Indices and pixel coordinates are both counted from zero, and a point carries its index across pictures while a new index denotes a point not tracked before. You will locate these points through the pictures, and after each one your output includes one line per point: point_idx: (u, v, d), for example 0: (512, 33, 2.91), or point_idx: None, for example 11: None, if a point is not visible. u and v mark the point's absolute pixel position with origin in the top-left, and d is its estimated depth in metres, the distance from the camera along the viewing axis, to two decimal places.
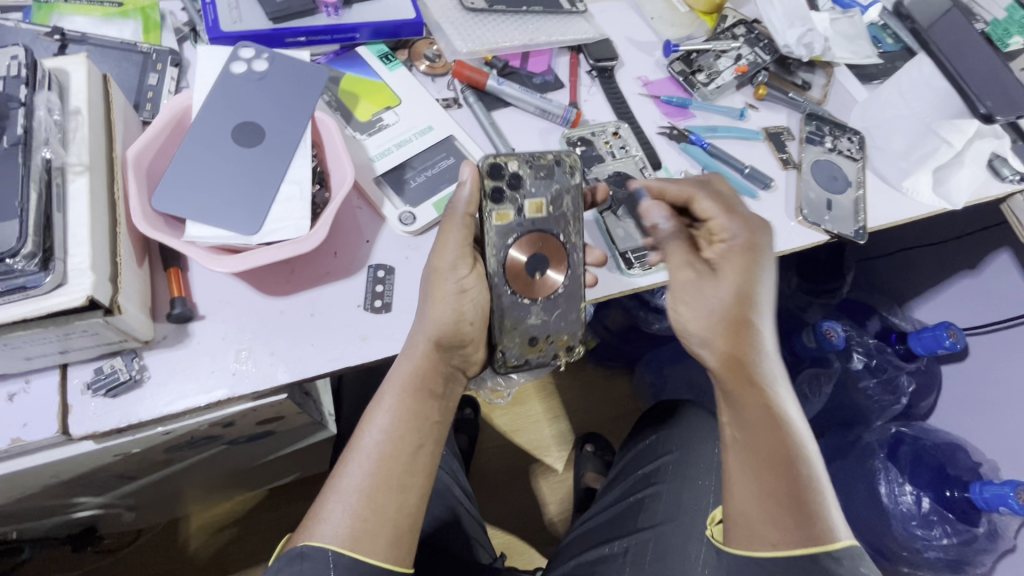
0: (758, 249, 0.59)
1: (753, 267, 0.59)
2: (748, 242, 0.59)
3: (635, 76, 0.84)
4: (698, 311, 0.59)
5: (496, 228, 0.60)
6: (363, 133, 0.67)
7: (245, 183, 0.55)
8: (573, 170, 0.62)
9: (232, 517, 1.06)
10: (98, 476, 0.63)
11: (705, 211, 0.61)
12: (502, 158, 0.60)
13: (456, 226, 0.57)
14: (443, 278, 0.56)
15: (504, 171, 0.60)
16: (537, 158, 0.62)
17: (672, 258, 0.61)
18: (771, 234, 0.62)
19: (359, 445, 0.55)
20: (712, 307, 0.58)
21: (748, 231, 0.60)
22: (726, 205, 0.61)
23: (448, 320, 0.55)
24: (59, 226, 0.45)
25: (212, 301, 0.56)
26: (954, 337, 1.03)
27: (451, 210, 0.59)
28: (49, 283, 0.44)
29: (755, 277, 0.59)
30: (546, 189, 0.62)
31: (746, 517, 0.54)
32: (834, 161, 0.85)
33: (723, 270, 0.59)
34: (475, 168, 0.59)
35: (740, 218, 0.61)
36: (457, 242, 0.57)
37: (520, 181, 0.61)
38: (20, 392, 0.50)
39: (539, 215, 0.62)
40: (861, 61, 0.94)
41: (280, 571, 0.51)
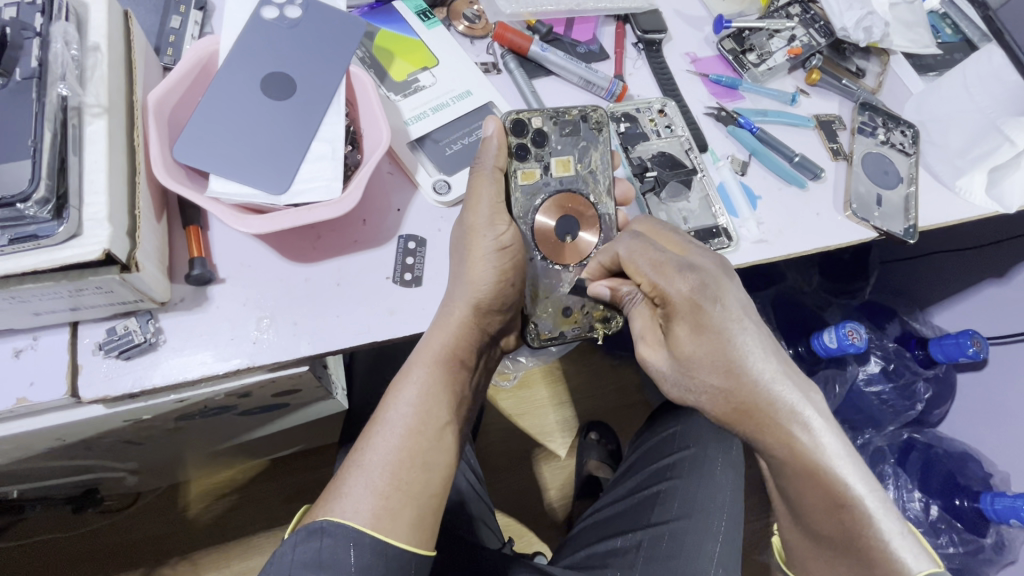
0: (695, 312, 0.53)
1: (702, 337, 0.53)
2: (689, 301, 0.53)
3: (682, 51, 0.79)
4: (676, 386, 0.56)
5: (524, 186, 0.60)
6: (398, 94, 0.62)
7: (276, 139, 0.52)
8: (598, 126, 0.62)
9: (232, 485, 1.03)
10: (104, 440, 0.60)
11: (637, 273, 0.55)
12: (526, 114, 0.60)
13: (487, 180, 0.57)
14: (480, 237, 0.55)
15: (529, 127, 0.60)
16: (561, 113, 0.61)
17: (640, 332, 0.58)
18: (718, 275, 0.54)
19: (385, 419, 0.55)
20: (688, 387, 0.55)
21: (685, 290, 0.53)
22: (655, 260, 0.54)
23: (486, 281, 0.55)
24: (75, 170, 0.41)
25: (233, 264, 0.53)
26: (978, 345, 0.98)
27: (480, 164, 0.58)
28: (63, 233, 0.40)
29: (707, 343, 0.53)
30: (571, 144, 0.62)
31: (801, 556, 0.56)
32: (887, 155, 0.79)
33: (678, 347, 0.54)
34: (500, 123, 0.58)
35: (672, 274, 0.53)
36: (490, 199, 0.56)
37: (545, 139, 0.61)
38: (27, 349, 0.47)
39: (567, 172, 0.62)
40: (920, 49, 0.86)
41: (297, 545, 0.49)
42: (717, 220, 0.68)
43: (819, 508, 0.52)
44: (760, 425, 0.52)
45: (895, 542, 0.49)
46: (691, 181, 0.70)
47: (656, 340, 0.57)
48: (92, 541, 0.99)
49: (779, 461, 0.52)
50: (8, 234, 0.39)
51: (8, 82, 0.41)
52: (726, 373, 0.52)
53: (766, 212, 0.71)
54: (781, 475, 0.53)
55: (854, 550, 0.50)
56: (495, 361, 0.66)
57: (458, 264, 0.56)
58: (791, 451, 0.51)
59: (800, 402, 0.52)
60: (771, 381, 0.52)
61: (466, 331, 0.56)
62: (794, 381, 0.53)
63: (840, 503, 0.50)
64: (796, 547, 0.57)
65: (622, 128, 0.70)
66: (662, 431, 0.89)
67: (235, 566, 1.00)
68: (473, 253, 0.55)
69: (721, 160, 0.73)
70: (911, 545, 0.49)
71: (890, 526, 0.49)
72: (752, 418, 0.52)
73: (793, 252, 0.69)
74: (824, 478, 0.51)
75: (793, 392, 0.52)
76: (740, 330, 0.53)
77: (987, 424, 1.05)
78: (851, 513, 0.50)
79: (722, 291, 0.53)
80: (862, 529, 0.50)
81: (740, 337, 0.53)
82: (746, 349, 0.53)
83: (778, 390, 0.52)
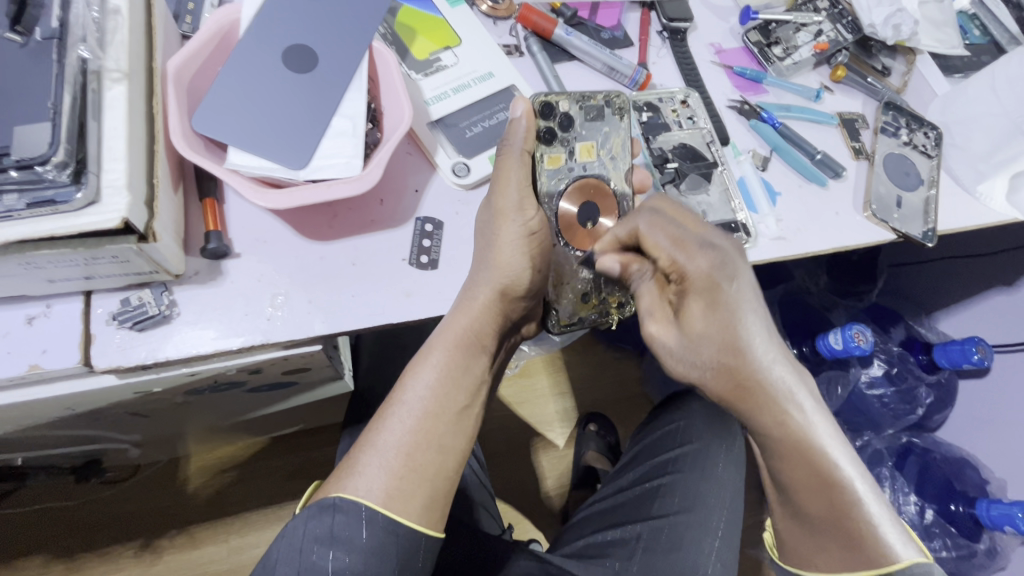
0: (714, 289, 0.50)
1: (716, 314, 0.50)
2: (706, 278, 0.50)
3: (707, 42, 0.78)
4: (679, 360, 0.53)
5: (549, 171, 0.60)
6: (419, 73, 0.61)
7: (297, 115, 0.51)
8: (621, 111, 0.61)
9: (232, 461, 1.04)
10: (111, 411, 0.59)
11: (655, 247, 0.53)
12: (553, 96, 0.59)
13: (513, 163, 0.56)
14: (507, 220, 0.55)
15: (556, 110, 0.59)
16: (587, 97, 0.60)
17: (646, 308, 0.56)
18: (741, 257, 0.51)
19: (402, 399, 0.56)
20: (693, 362, 0.52)
21: (704, 266, 0.50)
22: (675, 235, 0.52)
23: (512, 265, 0.55)
24: (93, 136, 0.41)
25: (249, 239, 0.52)
26: (982, 353, 0.99)
27: (507, 146, 0.57)
28: (80, 200, 0.39)
29: (721, 321, 0.50)
30: (596, 130, 0.61)
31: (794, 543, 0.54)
32: (908, 156, 0.78)
33: (688, 322, 0.52)
34: (529, 105, 0.57)
35: (692, 250, 0.51)
36: (518, 181, 0.56)
37: (572, 124, 0.60)
38: (40, 316, 0.46)
39: (591, 158, 0.61)
40: (946, 50, 0.85)
41: (310, 519, 0.51)
42: (736, 215, 0.67)
43: (809, 488, 0.51)
44: (762, 403, 0.50)
45: (883, 527, 0.49)
46: (711, 175, 0.69)
47: (663, 316, 0.55)
48: (91, 511, 0.99)
49: (769, 438, 0.51)
50: (27, 198, 0.39)
51: (27, 43, 0.41)
52: (736, 351, 0.49)
53: (785, 208, 0.70)
54: (773, 456, 0.52)
55: (843, 532, 0.50)
56: (513, 346, 0.66)
57: (483, 247, 0.56)
58: (786, 432, 0.50)
59: (796, 385, 0.51)
60: (770, 362, 0.50)
61: (488, 316, 0.56)
62: (790, 363, 0.51)
63: (832, 483, 0.50)
64: (785, 533, 0.55)
65: (644, 117, 0.69)
66: (662, 424, 0.89)
67: (232, 542, 1.00)
68: (500, 236, 0.55)
69: (742, 154, 0.72)
70: (898, 534, 0.49)
71: (878, 510, 0.50)
72: (752, 396, 0.50)
73: (810, 251, 0.69)
74: (817, 459, 0.50)
75: (791, 374, 0.51)
76: (752, 309, 0.50)
77: (986, 432, 1.05)
78: (842, 494, 0.50)
79: (740, 270, 0.51)
80: (851, 511, 0.49)
81: (753, 317, 0.50)
82: (758, 331, 0.50)
83: (778, 371, 0.50)
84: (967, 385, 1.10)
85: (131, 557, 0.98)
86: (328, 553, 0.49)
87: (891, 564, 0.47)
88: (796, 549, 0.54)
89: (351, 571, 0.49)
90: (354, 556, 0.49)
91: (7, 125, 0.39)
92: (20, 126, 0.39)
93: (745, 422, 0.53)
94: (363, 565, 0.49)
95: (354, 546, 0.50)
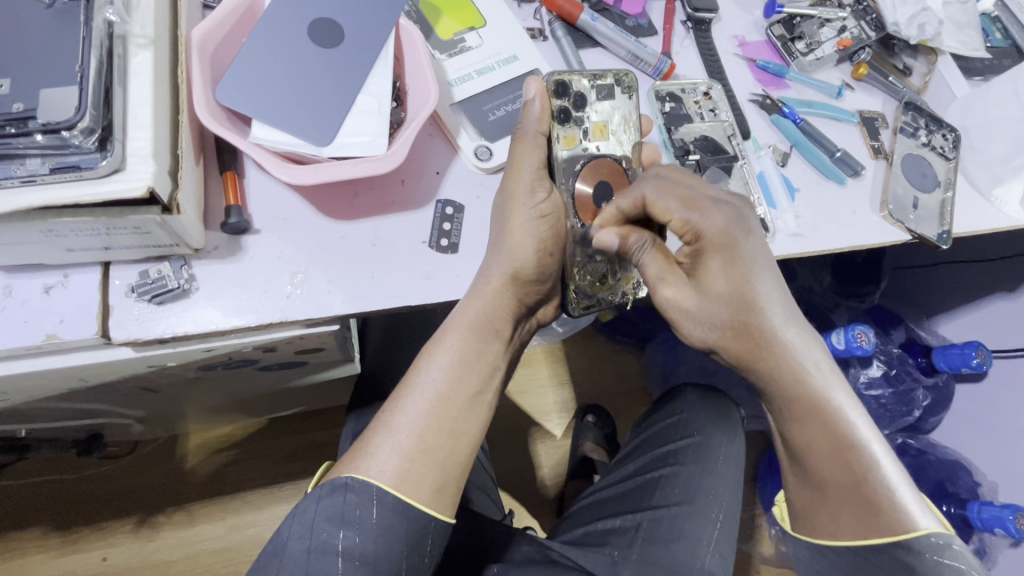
0: (731, 245, 0.50)
1: (734, 270, 0.51)
2: (723, 233, 0.50)
3: (731, 33, 0.77)
4: (696, 324, 0.54)
5: (565, 151, 0.59)
6: (443, 53, 0.61)
7: (322, 89, 0.50)
8: (631, 91, 0.60)
9: (231, 440, 1.03)
10: (121, 386, 0.59)
11: (665, 212, 0.51)
12: (567, 74, 0.59)
13: (530, 146, 0.55)
14: (520, 204, 0.55)
15: (570, 89, 0.58)
16: (599, 76, 0.60)
17: (655, 276, 0.54)
18: (755, 213, 0.52)
19: (416, 384, 0.56)
20: (710, 324, 0.54)
21: (720, 223, 0.50)
22: (686, 196, 0.50)
23: (528, 249, 0.55)
24: (119, 102, 0.40)
25: (268, 216, 0.52)
26: (982, 358, 1.00)
27: (522, 128, 0.57)
28: (105, 167, 0.39)
29: (736, 278, 0.51)
30: (608, 109, 0.60)
31: (806, 508, 0.56)
32: (926, 157, 0.77)
33: (705, 281, 0.52)
34: (542, 84, 0.56)
35: (706, 208, 0.50)
36: (533, 163, 0.55)
37: (586, 102, 0.59)
38: (58, 286, 0.46)
39: (603, 138, 0.60)
40: (968, 53, 0.84)
41: (322, 499, 0.50)
42: (755, 210, 0.67)
43: (825, 452, 0.53)
44: (775, 366, 0.53)
45: (900, 491, 0.51)
46: (731, 168, 0.69)
47: (677, 279, 0.54)
48: (90, 485, 0.99)
49: (786, 397, 0.54)
50: (51, 163, 0.39)
51: (53, 4, 0.40)
52: (752, 306, 0.52)
53: (804, 205, 0.70)
54: (787, 414, 0.54)
55: (858, 497, 0.51)
56: (531, 332, 0.66)
57: (496, 232, 0.56)
58: (803, 390, 0.53)
59: (813, 344, 0.53)
60: (786, 324, 0.53)
61: (501, 300, 0.56)
62: (807, 327, 0.54)
63: (847, 448, 0.52)
64: (797, 500, 0.57)
65: (666, 108, 0.69)
66: (667, 415, 0.89)
67: (229, 521, 1.00)
68: (512, 220, 0.55)
69: (762, 149, 0.72)
70: (917, 503, 0.50)
71: (895, 474, 0.51)
72: (769, 353, 0.53)
73: (827, 248, 0.68)
74: (832, 418, 0.52)
75: (805, 335, 0.53)
76: (768, 267, 0.52)
77: (983, 436, 1.05)
78: (859, 457, 0.51)
79: (754, 224, 0.51)
80: (869, 475, 0.51)
81: (767, 274, 0.52)
82: (773, 290, 0.52)
83: (790, 330, 0.53)
84: (964, 389, 1.11)
85: (128, 533, 0.98)
86: (339, 533, 0.49)
87: (905, 533, 0.49)
88: (807, 513, 0.55)
89: (361, 552, 0.49)
90: (365, 537, 0.49)
91: (33, 87, 0.39)
92: (48, 89, 0.38)
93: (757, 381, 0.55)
94: (373, 546, 0.49)
95: (364, 527, 0.49)
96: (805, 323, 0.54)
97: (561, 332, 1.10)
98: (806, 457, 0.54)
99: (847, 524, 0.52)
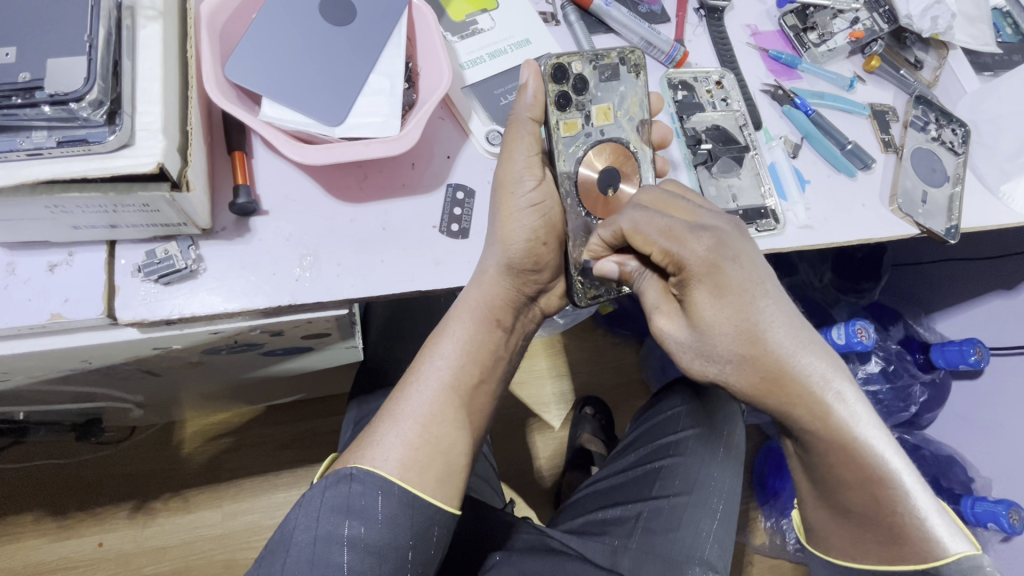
0: (717, 274, 0.49)
1: (723, 300, 0.49)
2: (706, 263, 0.49)
3: (743, 23, 0.76)
4: (696, 357, 0.52)
5: (567, 137, 0.57)
6: (455, 35, 0.60)
7: (334, 70, 0.50)
8: (637, 69, 0.58)
9: (228, 428, 1.03)
10: (122, 369, 0.58)
11: (646, 243, 0.51)
12: (565, 58, 0.56)
13: (522, 132, 0.54)
14: (511, 193, 0.53)
15: (569, 73, 0.56)
16: (601, 56, 0.57)
17: (652, 304, 0.55)
18: (748, 244, 0.50)
19: (421, 372, 0.56)
20: (711, 357, 0.51)
21: (701, 252, 0.49)
22: (664, 226, 0.50)
23: (523, 240, 0.54)
24: (128, 75, 0.40)
25: (276, 198, 0.51)
26: (979, 355, 1.00)
27: (514, 115, 0.55)
28: (114, 141, 0.38)
29: (728, 308, 0.49)
30: (611, 91, 0.58)
31: (825, 530, 0.54)
32: (936, 152, 0.77)
33: (697, 314, 0.50)
34: (537, 69, 0.54)
35: (685, 237, 0.49)
36: (525, 153, 0.54)
37: (586, 86, 0.57)
38: (62, 264, 0.45)
39: (608, 122, 0.58)
40: (979, 47, 0.83)
41: (327, 489, 0.50)
42: (765, 201, 0.67)
43: (852, 481, 0.50)
44: (790, 400, 0.50)
45: (930, 519, 0.48)
46: (743, 159, 0.68)
47: (672, 309, 0.54)
48: (85, 471, 0.98)
49: (811, 434, 0.50)
50: (57, 136, 0.38)
51: None
52: (752, 338, 0.49)
53: (814, 196, 0.69)
54: (807, 445, 0.52)
55: (885, 527, 0.49)
56: (536, 321, 0.65)
57: (491, 220, 0.55)
58: (824, 422, 0.49)
59: (830, 371, 0.50)
60: (794, 351, 0.49)
61: (500, 290, 0.56)
62: (822, 350, 0.50)
63: (874, 478, 0.49)
64: (816, 522, 0.55)
65: (679, 96, 0.69)
66: (665, 410, 0.89)
67: (226, 507, 0.99)
68: (504, 210, 0.53)
69: (774, 140, 0.71)
70: (947, 526, 0.48)
71: (925, 501, 0.49)
72: (782, 388, 0.49)
73: (836, 241, 0.68)
74: (855, 449, 0.49)
75: (822, 363, 0.50)
76: (763, 294, 0.50)
77: (980, 433, 1.05)
78: (887, 489, 0.49)
79: (739, 249, 0.49)
80: (897, 506, 0.48)
81: (764, 302, 0.49)
82: (771, 317, 0.49)
83: (804, 358, 0.49)
84: (960, 386, 1.11)
85: (125, 518, 0.97)
86: (344, 523, 0.48)
87: (936, 560, 0.47)
88: (826, 537, 0.54)
89: (367, 541, 0.48)
90: (370, 527, 0.48)
91: (40, 56, 0.38)
92: (55, 58, 0.38)
93: (778, 416, 0.52)
94: (379, 536, 0.48)
95: (370, 517, 0.48)
96: (821, 347, 0.51)
97: (563, 324, 1.09)
98: (828, 482, 0.52)
99: (871, 549, 0.50)
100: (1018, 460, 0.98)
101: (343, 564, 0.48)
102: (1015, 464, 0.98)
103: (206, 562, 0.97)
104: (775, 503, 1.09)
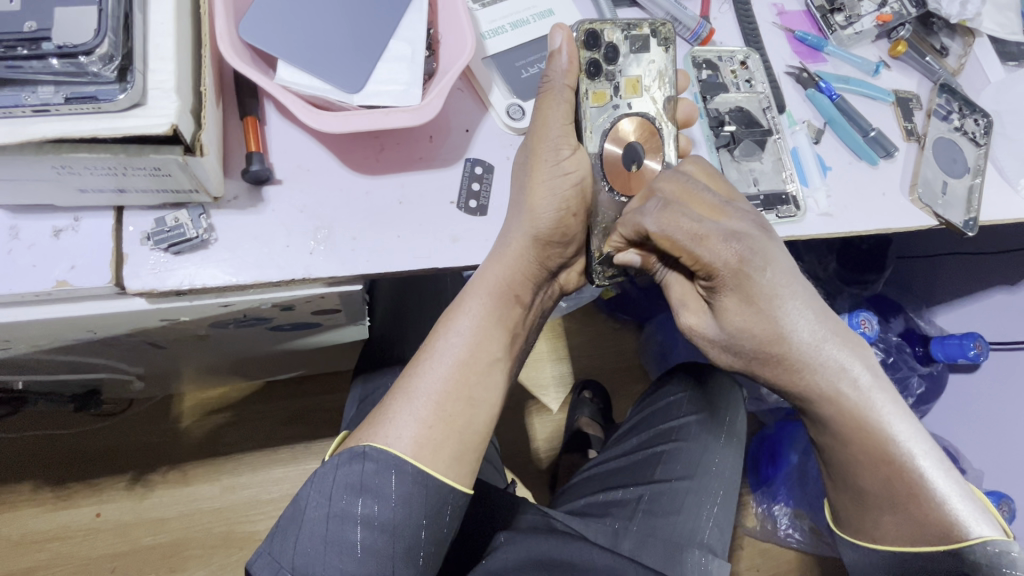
0: (744, 283, 0.48)
1: (751, 308, 0.49)
2: (735, 273, 0.47)
3: (770, 2, 0.74)
4: (721, 350, 0.53)
5: (594, 108, 0.55)
6: (477, 3, 0.58)
7: (349, 36, 0.48)
8: (668, 43, 0.56)
9: (225, 402, 1.02)
10: (124, 340, 0.57)
11: (673, 245, 0.49)
12: (598, 24, 0.54)
13: (556, 100, 0.52)
14: (542, 161, 0.52)
15: (601, 40, 0.54)
16: (634, 25, 0.55)
17: (678, 299, 0.54)
18: (773, 245, 0.48)
19: (435, 347, 0.54)
20: (734, 352, 0.52)
21: (731, 261, 0.47)
22: (691, 229, 0.48)
23: (549, 212, 0.53)
24: (139, 30, 0.38)
25: (290, 166, 0.49)
26: (979, 348, 0.98)
27: (548, 82, 0.53)
28: (125, 101, 0.37)
29: (756, 314, 0.49)
30: (641, 62, 0.56)
31: (844, 510, 0.53)
32: (957, 142, 0.75)
33: (724, 316, 0.50)
34: (568, 33, 0.52)
35: (714, 244, 0.47)
36: (560, 120, 0.52)
37: (617, 54, 0.55)
38: (68, 229, 0.44)
39: (636, 95, 0.56)
40: (1006, 35, 0.80)
41: (340, 467, 0.49)
42: (787, 186, 0.66)
43: (864, 461, 0.50)
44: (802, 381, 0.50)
45: (951, 502, 0.47)
46: (766, 142, 0.67)
47: (698, 307, 0.53)
48: (81, 443, 0.97)
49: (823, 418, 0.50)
50: (65, 92, 0.37)
51: None
52: (775, 340, 0.49)
53: (835, 183, 0.68)
54: (824, 429, 0.52)
55: (904, 508, 0.48)
56: (553, 300, 0.64)
57: (516, 191, 0.53)
58: (839, 409, 0.50)
59: (844, 356, 0.49)
60: (816, 344, 0.49)
61: (524, 262, 0.54)
62: (845, 338, 0.50)
63: (890, 459, 0.49)
64: (838, 504, 0.54)
65: (703, 76, 0.67)
66: (664, 395, 0.87)
67: (225, 481, 0.99)
68: (534, 178, 0.52)
69: (797, 124, 0.70)
70: (974, 512, 0.47)
71: (946, 485, 0.48)
72: (801, 370, 0.49)
73: (856, 230, 0.67)
74: (872, 433, 0.49)
75: (840, 348, 0.49)
76: (791, 294, 0.49)
77: (975, 427, 1.06)
78: (901, 469, 0.49)
79: (771, 256, 0.48)
80: (917, 487, 0.48)
81: (790, 295, 0.49)
82: (795, 311, 0.49)
83: (826, 350, 0.49)
84: (957, 380, 1.11)
85: (123, 491, 0.97)
86: (357, 501, 0.48)
87: (959, 541, 0.45)
88: (848, 519, 0.53)
89: (380, 520, 0.48)
90: (384, 507, 0.48)
91: (49, 6, 0.37)
92: (64, 8, 0.36)
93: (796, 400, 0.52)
94: (393, 515, 0.48)
95: (383, 496, 0.48)
96: (837, 337, 0.50)
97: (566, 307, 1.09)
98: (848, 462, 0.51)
99: (893, 530, 0.49)
100: (1014, 453, 0.99)
101: (357, 542, 0.47)
102: (1010, 457, 0.99)
103: (203, 535, 0.97)
104: (768, 489, 1.10)
